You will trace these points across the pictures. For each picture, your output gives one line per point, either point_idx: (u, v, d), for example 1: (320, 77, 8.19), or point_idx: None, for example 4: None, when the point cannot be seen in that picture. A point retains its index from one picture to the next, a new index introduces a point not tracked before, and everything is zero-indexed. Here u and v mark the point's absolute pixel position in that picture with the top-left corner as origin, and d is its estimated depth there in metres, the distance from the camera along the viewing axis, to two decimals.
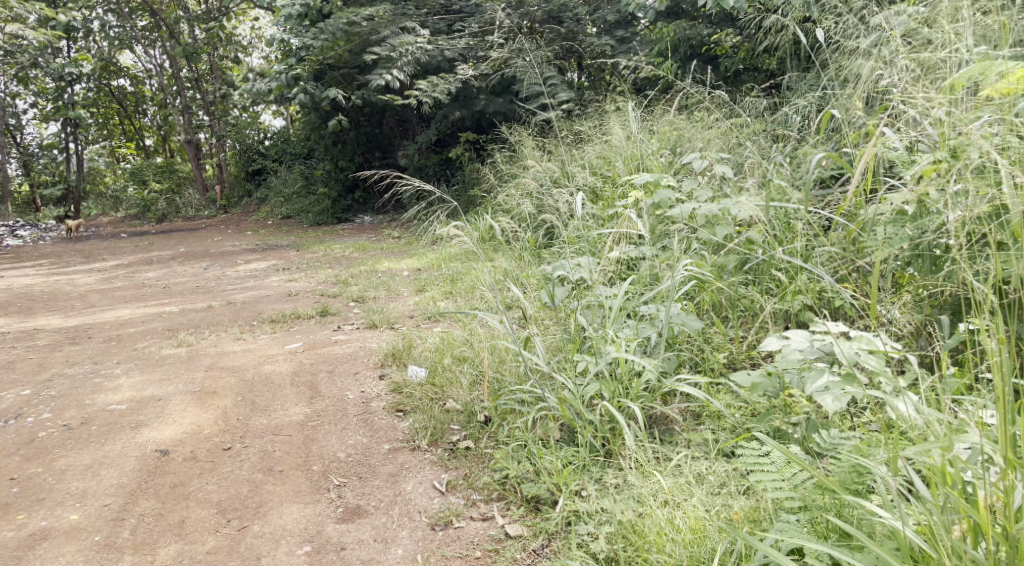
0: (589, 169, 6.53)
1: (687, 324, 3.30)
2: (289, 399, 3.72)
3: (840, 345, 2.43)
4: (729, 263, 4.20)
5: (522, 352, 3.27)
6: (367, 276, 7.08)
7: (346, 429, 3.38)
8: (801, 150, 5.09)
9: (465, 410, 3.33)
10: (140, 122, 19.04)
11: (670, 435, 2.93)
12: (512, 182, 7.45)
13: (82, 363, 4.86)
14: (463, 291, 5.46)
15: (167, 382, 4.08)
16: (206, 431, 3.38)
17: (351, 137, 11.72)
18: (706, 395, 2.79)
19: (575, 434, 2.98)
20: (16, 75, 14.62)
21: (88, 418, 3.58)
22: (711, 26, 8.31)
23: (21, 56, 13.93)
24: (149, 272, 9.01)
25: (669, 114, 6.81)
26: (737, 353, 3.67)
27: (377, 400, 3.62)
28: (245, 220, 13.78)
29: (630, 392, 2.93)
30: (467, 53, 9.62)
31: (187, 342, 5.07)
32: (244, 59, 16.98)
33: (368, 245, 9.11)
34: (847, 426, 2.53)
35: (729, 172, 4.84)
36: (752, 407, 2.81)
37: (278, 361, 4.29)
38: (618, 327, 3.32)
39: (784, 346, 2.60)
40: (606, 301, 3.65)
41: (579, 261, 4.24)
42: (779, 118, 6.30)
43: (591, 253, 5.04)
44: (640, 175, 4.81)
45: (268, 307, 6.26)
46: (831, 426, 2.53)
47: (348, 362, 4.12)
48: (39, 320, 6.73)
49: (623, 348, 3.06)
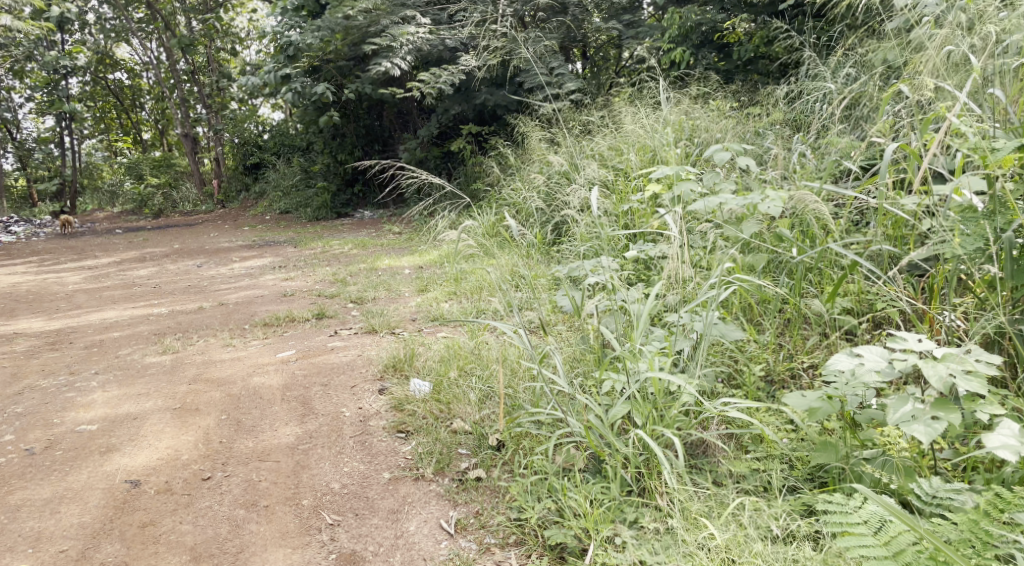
0: (600, 161, 6.10)
1: (725, 335, 2.94)
2: (279, 418, 3.35)
3: (928, 371, 2.10)
4: (761, 264, 3.84)
5: (538, 367, 2.90)
6: (367, 274, 6.70)
7: (342, 454, 3.01)
8: (828, 141, 4.75)
9: (476, 433, 2.98)
10: (138, 117, 18.62)
11: (711, 465, 2.59)
12: (519, 176, 7.06)
13: (58, 373, 4.49)
14: (469, 293, 5.09)
15: (145, 397, 3.71)
16: (184, 457, 3.01)
17: (349, 130, 11.36)
18: (756, 423, 2.47)
19: (602, 464, 2.63)
20: (11, 68, 14.22)
21: (53, 441, 3.22)
22: (723, 12, 7.83)
23: (15, 48, 13.70)
24: (142, 269, 8.65)
25: (684, 102, 6.43)
26: (774, 367, 3.33)
27: (376, 419, 3.25)
28: (243, 215, 13.37)
29: (666, 417, 2.58)
30: (469, 42, 9.18)
31: (173, 349, 4.69)
32: (241, 51, 16.56)
33: (368, 242, 8.73)
34: (937, 472, 2.33)
35: (752, 164, 4.45)
36: (808, 434, 2.52)
37: (268, 373, 3.90)
38: (646, 336, 2.95)
39: (856, 367, 2.23)
40: (631, 309, 3.28)
41: (598, 262, 3.86)
42: (798, 107, 5.93)
43: (608, 253, 4.69)
44: (659, 167, 4.42)
45: (263, 309, 5.88)
46: (919, 470, 2.33)
47: (344, 374, 3.74)
48: (21, 323, 6.35)
49: (657, 365, 2.69)
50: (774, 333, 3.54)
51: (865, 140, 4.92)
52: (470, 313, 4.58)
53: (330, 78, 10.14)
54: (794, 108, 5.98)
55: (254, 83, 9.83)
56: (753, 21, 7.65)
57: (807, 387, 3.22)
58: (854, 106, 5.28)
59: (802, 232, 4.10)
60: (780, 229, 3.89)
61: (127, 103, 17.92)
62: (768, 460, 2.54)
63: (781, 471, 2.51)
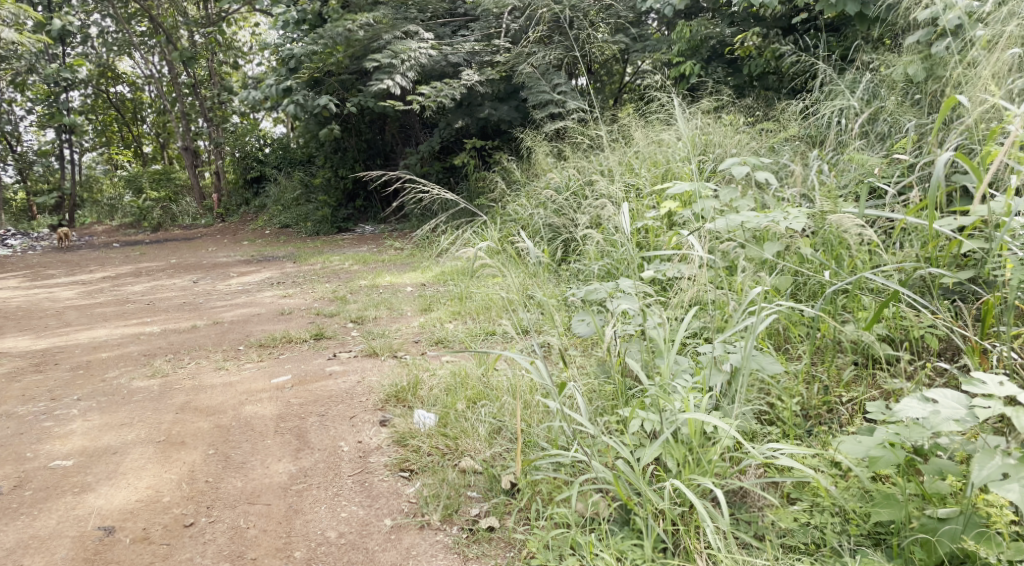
0: (608, 175, 5.82)
1: (764, 369, 2.66)
2: (271, 453, 3.08)
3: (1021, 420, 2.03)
4: (787, 285, 3.55)
5: (556, 404, 2.63)
6: (368, 292, 6.43)
7: (339, 496, 2.77)
8: (851, 156, 4.51)
9: (486, 472, 2.74)
10: (139, 130, 18.36)
11: (754, 516, 2.36)
12: (525, 192, 6.80)
13: (39, 399, 4.20)
14: (475, 313, 4.81)
15: (127, 426, 3.45)
16: (165, 499, 2.79)
17: (351, 144, 11.19)
18: (807, 473, 2.23)
19: (630, 515, 2.39)
20: (12, 81, 14.04)
21: (25, 480, 2.99)
22: (733, 26, 7.61)
23: (17, 61, 13.48)
24: (137, 285, 8.37)
25: (696, 115, 6.17)
26: (809, 400, 3.02)
27: (377, 455, 3.00)
28: (242, 229, 13.11)
29: (703, 464, 2.33)
30: (473, 57, 8.94)
31: (162, 372, 4.42)
32: (242, 65, 16.29)
33: (369, 257, 8.48)
34: None
35: (772, 180, 4.16)
36: (862, 485, 2.29)
37: (261, 401, 3.63)
38: (672, 367, 2.68)
39: (931, 415, 2.15)
40: (653, 336, 3.02)
41: (615, 285, 3.59)
42: (812, 122, 5.67)
43: (623, 275, 4.42)
44: (675, 183, 4.15)
45: (258, 329, 5.58)
46: (1011, 541, 2.10)
47: (344, 403, 3.46)
48: (8, 342, 6.07)
49: (691, 404, 2.43)
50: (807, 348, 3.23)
51: (886, 156, 4.69)
52: (476, 335, 4.32)
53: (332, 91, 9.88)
54: (809, 123, 5.72)
55: (255, 97, 9.56)
56: (764, 36, 7.35)
57: (847, 423, 2.92)
58: (875, 122, 5.08)
59: (830, 252, 3.83)
60: (805, 249, 3.65)
61: (127, 116, 17.71)
62: (819, 512, 2.31)
63: (835, 527, 2.28)
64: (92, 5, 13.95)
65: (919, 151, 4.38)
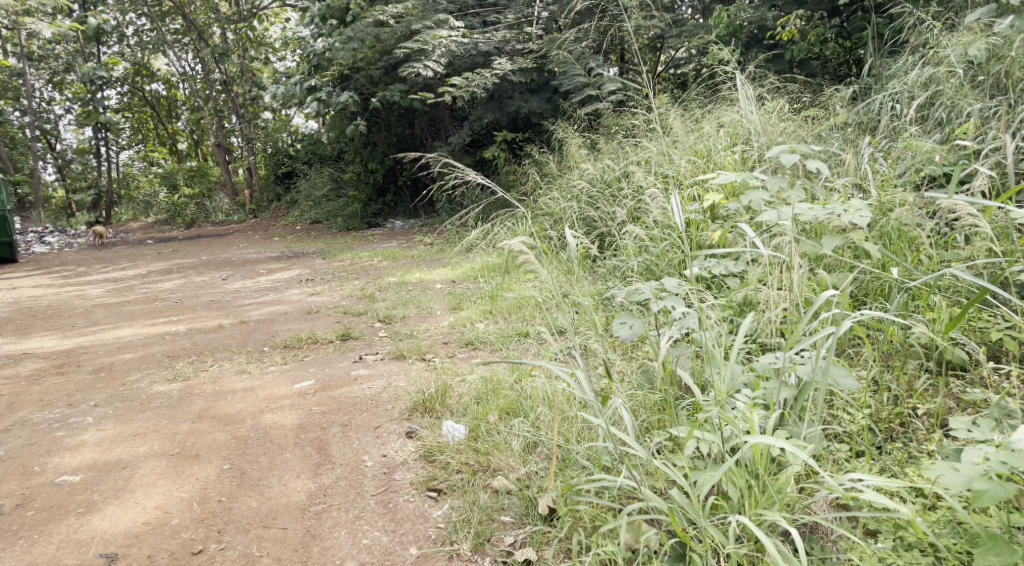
0: (645, 166, 5.47)
1: (839, 384, 2.35)
2: (290, 468, 2.86)
3: None
4: (844, 283, 3.24)
5: (597, 421, 2.36)
6: (397, 290, 6.19)
7: (360, 520, 2.57)
8: (910, 141, 4.15)
9: (521, 493, 2.52)
10: (174, 127, 18.32)
11: (826, 553, 2.10)
12: (558, 184, 6.50)
13: (56, 405, 4.01)
14: (507, 312, 4.53)
15: (140, 437, 3.25)
16: (174, 521, 2.63)
17: (380, 138, 10.96)
18: (898, 507, 1.97)
19: (684, 550, 2.15)
20: (51, 80, 14.58)
21: (29, 498, 2.83)
22: (775, 9, 7.13)
23: (55, 60, 13.97)
24: (167, 282, 8.25)
25: (736, 103, 5.80)
26: (879, 412, 2.69)
27: (403, 471, 2.78)
28: (273, 225, 12.96)
29: (770, 496, 2.09)
30: (504, 45, 8.65)
31: (183, 376, 4.23)
32: (273, 61, 16.12)
33: (398, 253, 8.24)
34: None
35: (824, 169, 3.79)
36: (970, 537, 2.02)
37: (282, 410, 3.40)
38: (728, 379, 2.40)
39: None
40: (703, 340, 2.74)
41: (659, 283, 3.28)
42: (862, 109, 5.28)
43: (667, 275, 4.12)
44: (720, 172, 3.81)
45: (284, 329, 5.35)
46: None
47: (368, 412, 3.23)
48: (34, 342, 5.93)
49: (754, 424, 2.17)
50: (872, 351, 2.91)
51: (945, 143, 4.31)
52: (508, 338, 4.08)
53: (359, 86, 9.68)
54: (858, 110, 5.33)
55: (283, 94, 9.40)
56: (809, 19, 6.95)
57: (924, 439, 2.60)
58: (932, 106, 4.71)
59: (889, 247, 3.50)
60: (864, 244, 3.33)
61: (163, 113, 17.73)
62: (905, 551, 2.06)
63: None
64: (127, 4, 13.95)
65: (984, 139, 4.04)
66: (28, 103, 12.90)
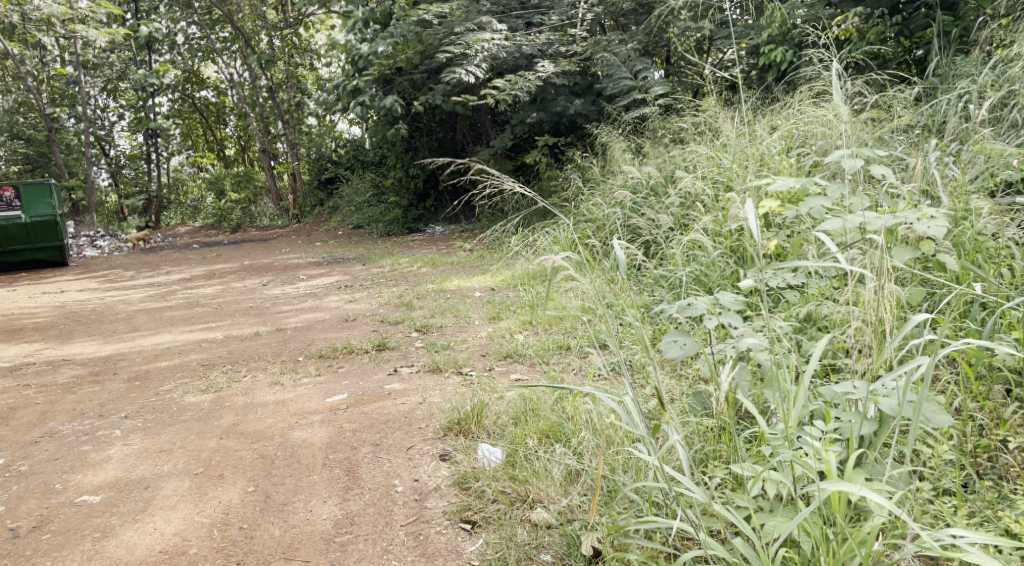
0: (694, 170, 5.23)
1: (932, 422, 2.10)
2: (317, 492, 2.69)
3: None
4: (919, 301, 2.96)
5: (651, 454, 2.15)
6: (435, 298, 6.00)
7: (388, 554, 2.39)
8: (985, 141, 3.82)
9: (563, 530, 2.32)
10: (222, 133, 18.45)
11: None
12: (602, 189, 6.27)
13: (87, 416, 3.90)
14: (548, 323, 4.30)
15: (165, 454, 3.11)
16: (192, 550, 2.47)
17: (421, 143, 10.85)
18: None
19: None
20: (105, 87, 14.76)
21: (48, 519, 2.71)
22: (833, 7, 6.76)
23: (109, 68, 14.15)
24: (209, 288, 8.18)
25: (789, 104, 5.50)
26: (964, 443, 2.41)
27: (437, 498, 2.59)
28: (316, 230, 12.91)
29: (848, 548, 1.87)
30: (548, 47, 8.45)
31: (215, 387, 4.09)
32: (318, 67, 16.12)
33: (437, 259, 8.09)
34: None
35: (888, 172, 3.47)
36: None
37: (311, 427, 3.23)
38: (800, 410, 2.16)
39: None
40: (763, 363, 2.50)
41: (711, 298, 2.99)
42: (928, 110, 4.93)
43: (719, 287, 3.87)
44: (777, 177, 3.49)
45: (321, 337, 5.20)
46: None
47: (400, 431, 3.04)
48: (74, 347, 5.88)
49: (831, 465, 1.95)
50: (953, 376, 2.62)
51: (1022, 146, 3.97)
52: (549, 351, 3.86)
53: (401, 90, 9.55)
54: (922, 111, 4.99)
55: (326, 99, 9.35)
56: (869, 15, 6.56)
57: (1016, 477, 2.32)
58: (1006, 107, 4.36)
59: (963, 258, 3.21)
60: (941, 256, 3.04)
61: (212, 119, 17.84)
62: None
63: None
64: (178, 13, 14.05)
65: None
66: (83, 110, 13.06)
